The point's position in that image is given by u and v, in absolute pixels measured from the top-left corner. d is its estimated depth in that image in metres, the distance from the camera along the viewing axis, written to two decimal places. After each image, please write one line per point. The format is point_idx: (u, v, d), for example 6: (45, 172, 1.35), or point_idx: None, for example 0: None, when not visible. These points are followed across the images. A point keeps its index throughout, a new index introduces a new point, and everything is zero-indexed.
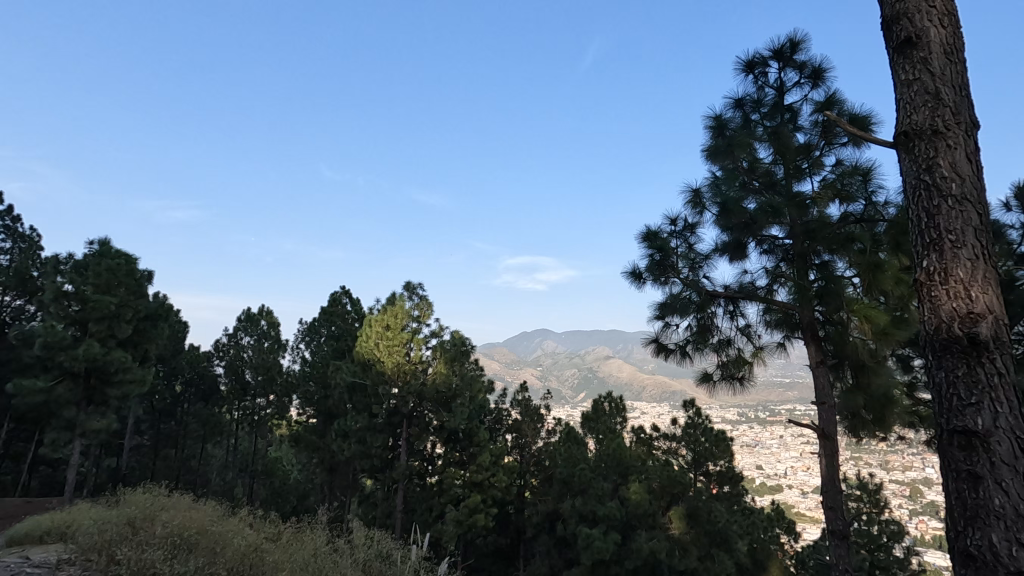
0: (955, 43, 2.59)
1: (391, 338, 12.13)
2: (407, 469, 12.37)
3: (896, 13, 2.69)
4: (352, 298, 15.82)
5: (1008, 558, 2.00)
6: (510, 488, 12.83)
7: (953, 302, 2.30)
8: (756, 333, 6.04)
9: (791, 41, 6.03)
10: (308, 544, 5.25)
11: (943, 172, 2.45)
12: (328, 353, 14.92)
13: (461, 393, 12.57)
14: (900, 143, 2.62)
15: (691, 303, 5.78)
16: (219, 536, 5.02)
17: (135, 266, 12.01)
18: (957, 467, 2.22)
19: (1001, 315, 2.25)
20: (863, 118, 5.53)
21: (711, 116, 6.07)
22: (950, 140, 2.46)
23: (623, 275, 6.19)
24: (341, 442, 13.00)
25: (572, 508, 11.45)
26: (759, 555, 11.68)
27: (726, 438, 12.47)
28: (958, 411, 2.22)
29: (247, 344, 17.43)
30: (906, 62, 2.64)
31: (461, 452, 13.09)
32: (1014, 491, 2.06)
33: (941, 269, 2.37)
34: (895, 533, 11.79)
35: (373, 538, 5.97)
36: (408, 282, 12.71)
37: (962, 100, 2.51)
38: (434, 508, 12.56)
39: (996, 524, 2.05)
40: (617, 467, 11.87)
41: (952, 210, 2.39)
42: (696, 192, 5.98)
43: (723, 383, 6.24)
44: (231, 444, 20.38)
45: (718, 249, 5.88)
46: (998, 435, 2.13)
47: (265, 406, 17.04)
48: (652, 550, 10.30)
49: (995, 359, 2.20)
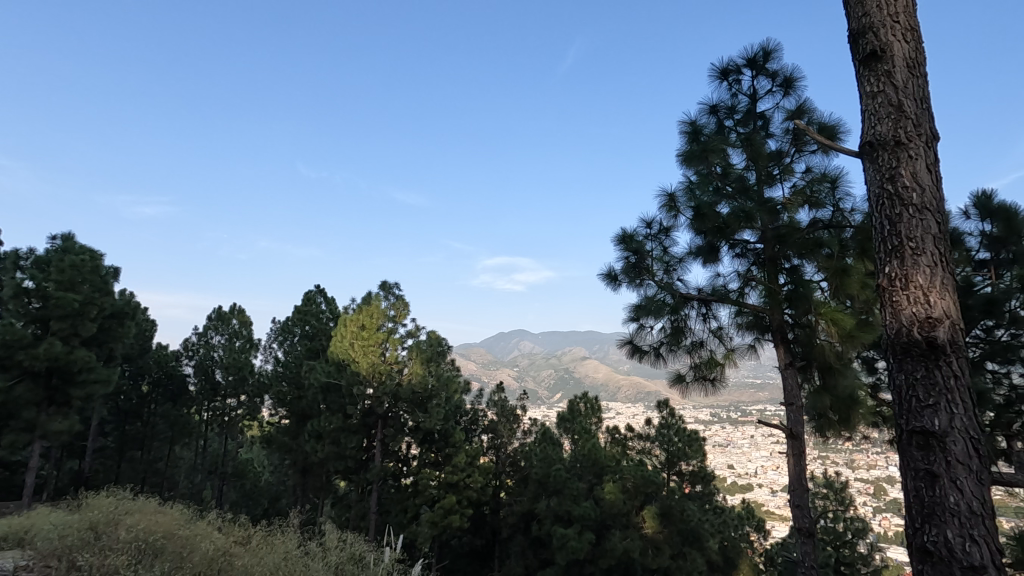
0: (917, 58, 2.69)
1: (366, 338, 12.03)
2: (381, 471, 12.23)
3: (863, 26, 2.78)
4: (326, 298, 15.60)
5: (962, 553, 2.10)
6: (485, 489, 12.80)
7: (912, 307, 2.39)
8: (728, 335, 6.13)
9: (764, 50, 6.18)
10: (279, 547, 5.18)
11: (904, 181, 2.54)
12: (301, 353, 14.72)
13: (437, 394, 12.54)
14: (865, 152, 2.71)
15: (665, 305, 5.86)
16: (187, 540, 4.91)
17: (100, 263, 11.71)
18: (915, 466, 2.30)
19: (958, 320, 2.35)
20: (832, 127, 5.69)
21: (686, 122, 6.17)
22: (912, 151, 2.56)
23: (599, 277, 6.27)
24: (314, 443, 12.80)
25: (547, 509, 11.50)
26: (730, 553, 11.94)
27: (699, 438, 12.63)
28: (917, 412, 2.31)
29: (217, 344, 17.09)
30: (872, 74, 2.72)
31: (437, 453, 12.90)
32: (968, 489, 2.16)
33: (902, 275, 2.46)
34: (859, 529, 12.11)
35: (346, 541, 5.90)
36: (384, 282, 12.60)
37: (923, 112, 2.61)
38: (409, 509, 12.44)
39: (951, 521, 2.14)
40: (592, 467, 11.97)
41: (913, 218, 2.49)
42: (670, 196, 6.09)
43: (696, 384, 6.33)
44: (200, 445, 19.88)
45: (691, 253, 5.98)
46: (952, 435, 2.22)
47: (237, 407, 17.08)
48: (626, 549, 10.43)
49: (952, 362, 2.29)
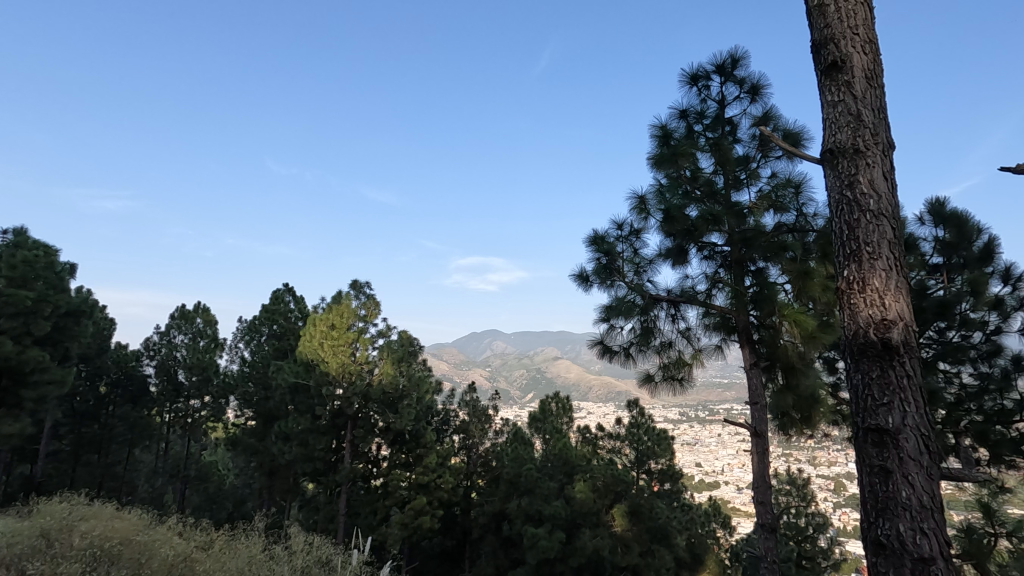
0: (875, 69, 2.79)
1: (336, 338, 11.86)
2: (351, 472, 12.04)
3: (824, 37, 2.87)
4: (295, 297, 15.31)
5: (913, 546, 2.19)
6: (456, 490, 12.75)
7: (869, 309, 2.48)
8: (695, 335, 6.25)
9: (732, 57, 6.32)
10: (242, 552, 5.06)
11: (862, 188, 2.63)
12: (269, 352, 14.44)
13: (408, 394, 12.43)
14: (826, 159, 2.80)
15: (635, 306, 5.94)
16: (145, 546, 4.77)
17: (55, 259, 11.23)
18: (870, 462, 2.39)
19: (911, 321, 2.45)
20: (796, 134, 5.86)
21: (657, 126, 6.25)
22: (869, 159, 2.66)
23: (570, 277, 6.31)
24: (281, 445, 12.55)
25: (518, 508, 11.52)
26: (697, 549, 12.16)
27: (667, 437, 12.85)
28: (872, 410, 2.40)
29: (180, 343, 16.59)
30: (832, 84, 2.81)
31: (408, 454, 12.77)
32: (919, 484, 2.25)
33: (859, 278, 2.55)
34: (819, 524, 12.49)
35: (313, 544, 5.79)
36: (355, 280, 12.43)
37: (880, 122, 2.72)
38: (378, 511, 12.27)
39: (903, 514, 2.23)
40: (563, 467, 11.98)
41: (870, 224, 2.58)
42: (641, 198, 6.17)
43: (664, 384, 6.43)
44: (161, 448, 19.26)
45: (661, 255, 6.08)
46: (905, 432, 2.31)
47: (201, 408, 16.63)
48: (596, 548, 10.52)
49: (905, 362, 2.39)
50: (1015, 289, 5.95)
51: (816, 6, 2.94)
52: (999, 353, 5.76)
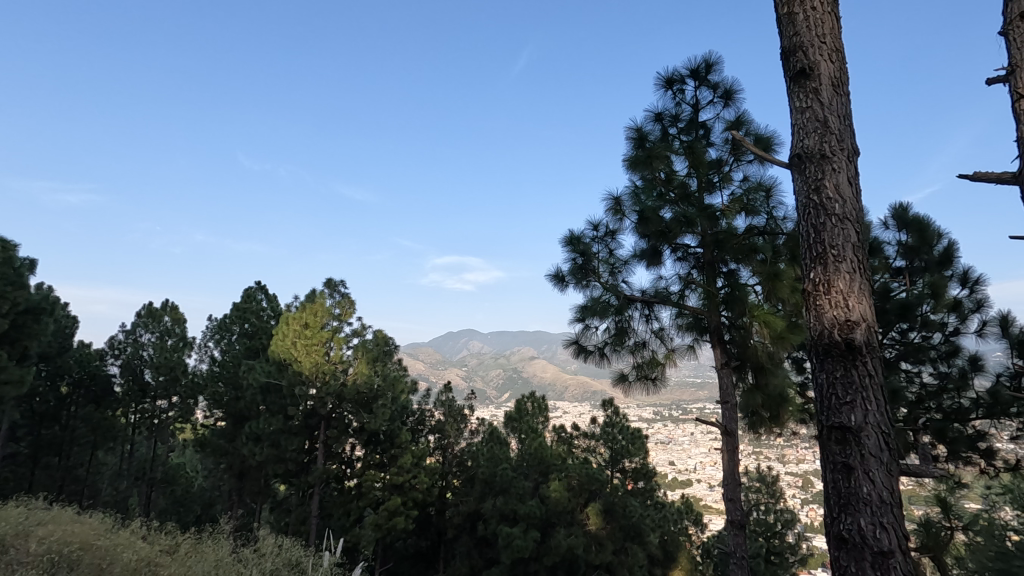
0: (841, 77, 2.87)
1: (309, 337, 11.69)
2: (324, 473, 11.87)
3: (794, 45, 2.94)
4: (268, 295, 15.02)
5: (873, 540, 2.26)
6: (431, 489, 12.67)
7: (833, 311, 2.55)
8: (668, 335, 6.33)
9: (706, 62, 6.43)
10: (209, 555, 4.96)
11: (828, 192, 2.71)
12: (240, 352, 14.18)
13: (383, 393, 12.30)
14: (794, 164, 2.87)
15: (610, 306, 6.01)
16: (106, 550, 4.63)
17: (14, 255, 10.71)
18: (833, 459, 2.46)
19: (873, 322, 2.53)
20: (767, 139, 5.99)
21: (633, 129, 6.31)
22: (835, 164, 2.73)
23: (546, 277, 6.35)
24: (251, 446, 12.29)
25: (493, 508, 11.51)
26: (669, 547, 12.31)
27: (641, 436, 13.06)
28: (836, 408, 2.46)
29: (146, 341, 16.11)
30: (801, 91, 2.88)
31: (383, 454, 12.63)
32: (879, 480, 2.32)
33: (824, 280, 2.62)
34: (788, 521, 12.75)
35: (282, 546, 5.70)
36: (329, 279, 12.24)
37: (846, 128, 2.80)
38: (352, 512, 12.11)
39: (865, 509, 2.30)
40: (538, 466, 12.07)
41: (835, 228, 2.66)
42: (616, 199, 6.24)
43: (638, 383, 6.50)
44: (126, 449, 18.70)
45: (636, 255, 6.16)
46: (867, 430, 2.38)
47: (168, 409, 16.21)
48: (570, 546, 10.57)
49: (867, 363, 2.46)
50: (972, 291, 6.18)
51: (786, 14, 3.01)
52: (957, 353, 5.97)
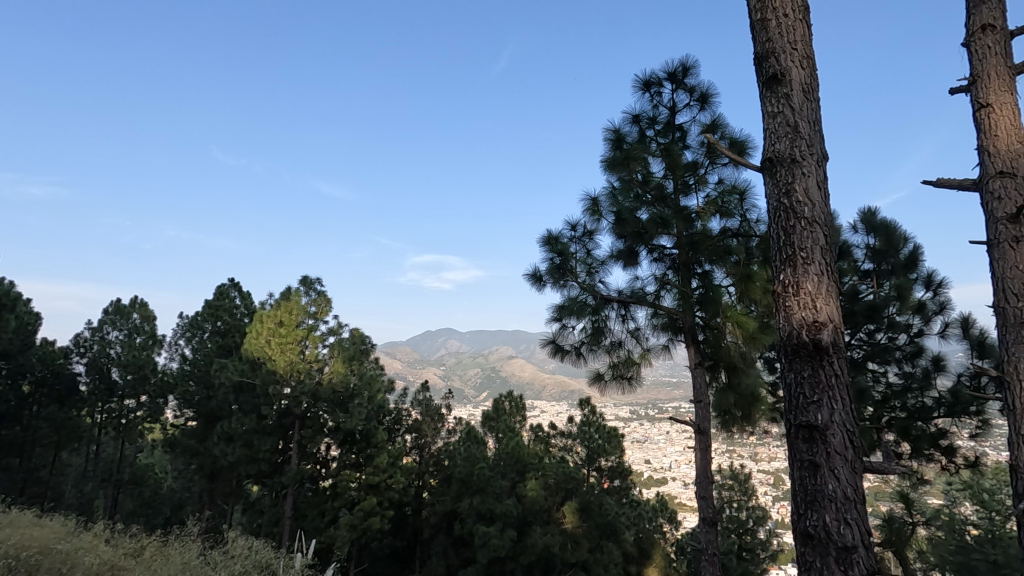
0: (812, 83, 2.94)
1: (284, 336, 11.54)
2: (298, 473, 11.70)
3: (766, 50, 2.99)
4: (241, 292, 14.72)
5: (837, 535, 2.32)
6: (407, 489, 12.57)
7: (802, 312, 2.61)
8: (644, 335, 6.38)
9: (683, 66, 6.51)
10: (175, 558, 4.86)
11: (797, 196, 2.77)
12: (212, 350, 13.93)
13: (359, 393, 12.18)
14: (766, 167, 2.92)
15: (586, 306, 6.09)
16: (67, 554, 4.50)
17: None
18: (800, 457, 2.51)
19: (839, 323, 2.59)
20: (741, 143, 6.10)
21: (611, 130, 6.35)
22: (805, 169, 2.79)
23: (524, 277, 6.36)
24: (223, 446, 12.03)
25: (470, 507, 11.45)
26: (644, 544, 12.38)
27: (617, 434, 13.18)
28: (803, 408, 2.52)
29: (114, 339, 15.70)
30: (772, 96, 2.94)
31: (359, 454, 12.44)
32: (844, 477, 2.38)
33: (793, 282, 2.68)
34: (759, 517, 12.99)
35: (253, 547, 5.59)
36: (305, 276, 12.08)
37: (815, 134, 2.86)
38: (326, 513, 11.92)
39: (830, 506, 2.36)
40: (515, 465, 11.96)
41: (804, 230, 2.72)
42: (594, 200, 6.28)
43: (613, 382, 6.55)
44: (92, 449, 18.10)
45: (613, 256, 6.21)
46: (833, 428, 2.44)
47: (136, 408, 15.94)
48: (546, 545, 10.60)
49: (833, 362, 2.52)
50: (936, 294, 6.39)
51: (759, 20, 3.06)
52: (921, 354, 6.14)
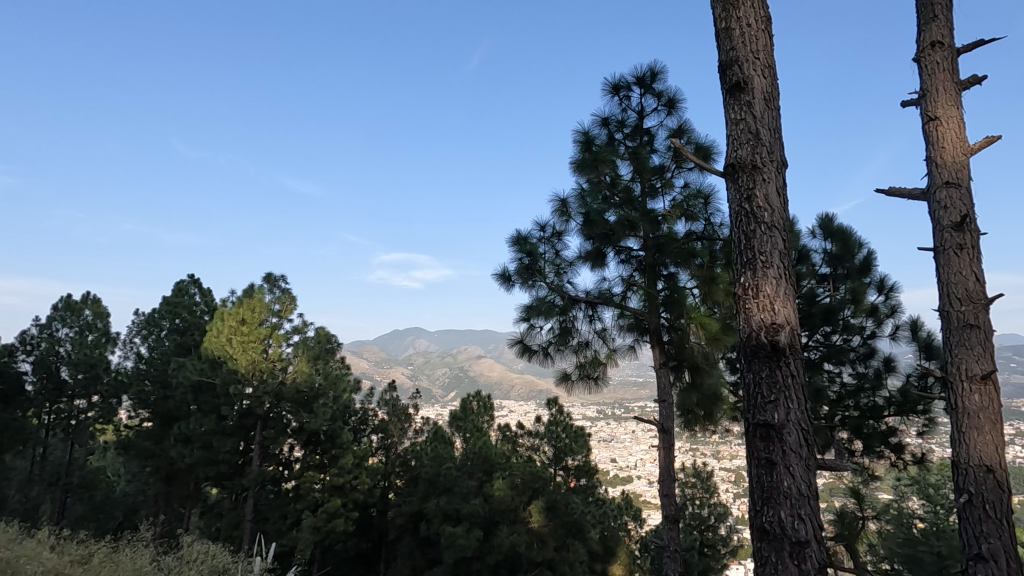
0: (772, 92, 3.03)
1: (246, 334, 11.28)
2: (259, 475, 11.42)
3: (730, 58, 3.07)
4: (201, 289, 14.27)
5: (791, 531, 2.40)
6: (373, 490, 12.32)
7: (761, 314, 2.68)
8: (610, 336, 6.41)
9: (652, 71, 6.63)
10: (126, 565, 4.67)
11: (758, 202, 2.84)
12: (169, 348, 13.46)
13: (324, 393, 11.93)
14: (728, 173, 2.99)
15: (554, 306, 6.12)
16: (7, 562, 4.28)
17: None
18: (757, 455, 2.58)
19: (796, 325, 2.68)
20: (706, 148, 6.24)
21: (580, 132, 6.41)
22: (765, 175, 2.87)
23: (493, 277, 6.36)
24: (180, 448, 11.55)
25: (436, 508, 11.37)
26: (609, 542, 12.54)
27: (583, 433, 13.30)
28: (761, 407, 2.59)
29: (63, 337, 14.99)
30: (735, 103, 3.01)
31: (323, 455, 12.10)
32: (798, 474, 2.46)
33: (753, 285, 2.75)
34: (720, 514, 13.31)
35: (210, 552, 5.42)
36: (269, 273, 11.80)
37: (775, 141, 2.95)
38: (289, 516, 11.65)
39: (785, 502, 2.44)
40: (483, 465, 11.96)
41: (763, 235, 2.79)
42: (563, 201, 6.33)
43: (580, 382, 6.61)
44: (38, 451, 17.20)
45: (581, 257, 6.26)
46: (789, 427, 2.52)
47: (87, 409, 15.28)
48: (513, 544, 10.62)
49: (790, 363, 2.60)
50: (888, 297, 6.67)
51: (724, 28, 3.13)
52: (873, 354, 6.40)
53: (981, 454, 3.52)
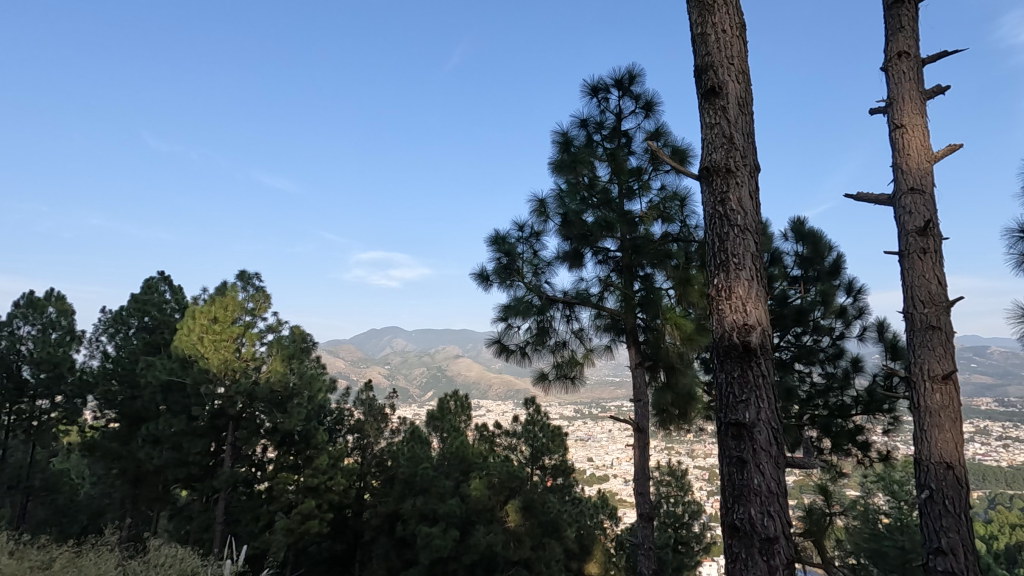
0: (746, 97, 3.08)
1: (218, 333, 11.08)
2: (231, 477, 11.22)
3: (706, 63, 3.12)
4: (171, 286, 13.96)
5: (761, 528, 2.45)
6: (348, 491, 12.15)
7: (733, 315, 2.73)
8: (588, 336, 6.50)
9: (630, 73, 6.69)
10: (89, 569, 4.54)
11: (732, 205, 2.90)
12: (137, 347, 13.13)
13: (299, 393, 11.73)
14: (703, 176, 3.04)
15: (532, 306, 6.13)
16: None
17: None
18: (729, 453, 2.63)
19: (767, 326, 2.74)
20: (683, 151, 6.33)
21: (559, 133, 6.44)
22: (738, 179, 2.93)
23: (470, 276, 6.35)
24: (148, 449, 11.27)
25: (412, 508, 11.28)
26: (585, 540, 12.60)
27: (560, 433, 13.36)
28: (733, 406, 2.64)
29: (25, 335, 14.45)
30: (710, 107, 3.07)
31: (297, 455, 11.89)
32: (768, 471, 2.52)
33: (726, 286, 2.81)
34: (694, 511, 13.53)
35: (178, 556, 5.30)
36: (243, 271, 11.58)
37: (749, 145, 3.01)
38: (261, 518, 11.45)
39: (755, 500, 2.49)
40: (460, 465, 11.93)
41: (737, 237, 2.85)
42: (541, 202, 6.35)
43: (557, 382, 6.64)
44: None
45: (559, 257, 6.29)
46: (759, 425, 2.58)
47: (50, 410, 14.79)
48: (489, 544, 10.60)
49: (761, 363, 2.66)
50: (856, 299, 6.86)
51: (700, 34, 3.18)
52: (841, 355, 6.57)
53: (942, 451, 3.64)
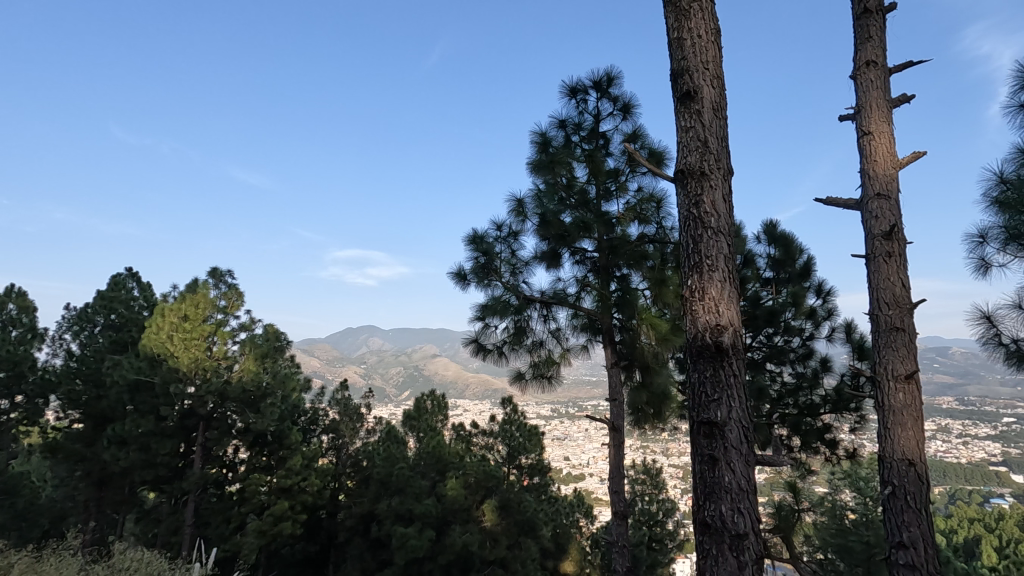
0: (721, 102, 3.14)
1: (188, 331, 10.87)
2: (201, 478, 11.02)
3: (681, 68, 3.17)
4: (140, 283, 13.58)
5: (731, 524, 2.50)
6: (323, 492, 12.00)
7: (706, 315, 2.78)
8: (564, 335, 6.54)
9: (608, 76, 6.75)
10: None
11: (705, 207, 2.95)
12: (103, 345, 12.76)
13: (273, 392, 11.53)
14: (678, 178, 3.08)
15: (510, 306, 6.14)
16: None
17: None
18: (701, 451, 2.68)
19: (738, 326, 2.79)
20: (659, 154, 6.41)
21: (537, 133, 6.47)
22: (712, 182, 2.98)
23: (448, 275, 6.33)
24: (114, 450, 10.97)
25: (387, 508, 11.18)
26: (561, 539, 12.66)
27: (537, 432, 13.41)
28: (705, 406, 2.69)
29: None
30: (686, 111, 3.12)
31: (269, 455, 11.70)
32: (738, 469, 2.57)
33: (699, 287, 2.86)
34: (668, 509, 13.71)
35: (144, 560, 5.15)
36: (215, 268, 11.33)
37: (723, 149, 3.07)
38: (232, 520, 11.22)
39: (726, 497, 2.54)
40: (436, 465, 11.87)
41: (710, 239, 2.90)
42: (519, 202, 6.37)
43: (534, 381, 6.66)
44: None
45: (536, 257, 6.31)
46: (730, 424, 2.63)
47: (9, 410, 14.24)
48: (465, 543, 10.55)
49: (733, 363, 2.71)
50: (825, 300, 7.04)
51: (676, 38, 3.23)
52: (811, 355, 6.73)
53: (904, 448, 3.76)
